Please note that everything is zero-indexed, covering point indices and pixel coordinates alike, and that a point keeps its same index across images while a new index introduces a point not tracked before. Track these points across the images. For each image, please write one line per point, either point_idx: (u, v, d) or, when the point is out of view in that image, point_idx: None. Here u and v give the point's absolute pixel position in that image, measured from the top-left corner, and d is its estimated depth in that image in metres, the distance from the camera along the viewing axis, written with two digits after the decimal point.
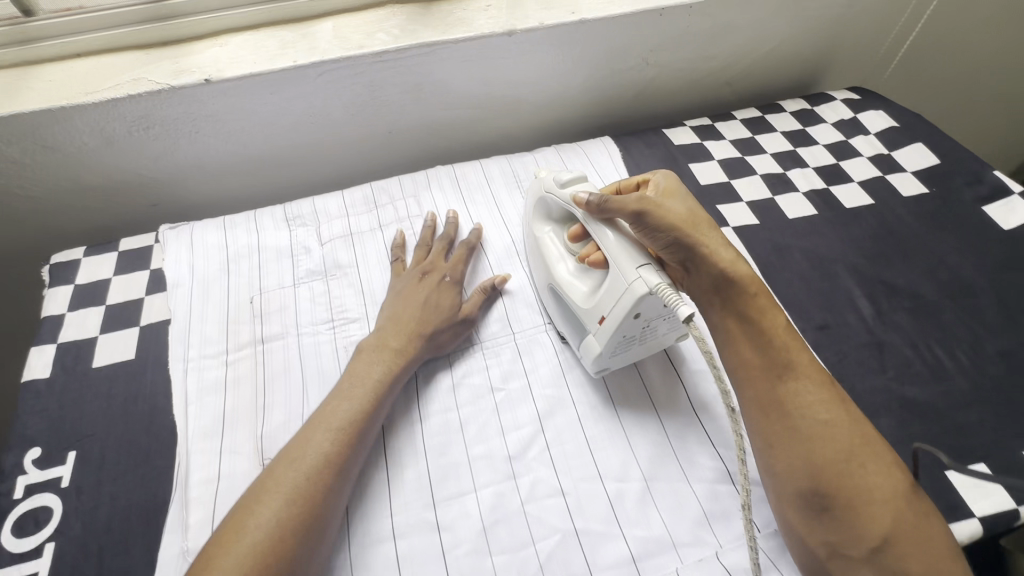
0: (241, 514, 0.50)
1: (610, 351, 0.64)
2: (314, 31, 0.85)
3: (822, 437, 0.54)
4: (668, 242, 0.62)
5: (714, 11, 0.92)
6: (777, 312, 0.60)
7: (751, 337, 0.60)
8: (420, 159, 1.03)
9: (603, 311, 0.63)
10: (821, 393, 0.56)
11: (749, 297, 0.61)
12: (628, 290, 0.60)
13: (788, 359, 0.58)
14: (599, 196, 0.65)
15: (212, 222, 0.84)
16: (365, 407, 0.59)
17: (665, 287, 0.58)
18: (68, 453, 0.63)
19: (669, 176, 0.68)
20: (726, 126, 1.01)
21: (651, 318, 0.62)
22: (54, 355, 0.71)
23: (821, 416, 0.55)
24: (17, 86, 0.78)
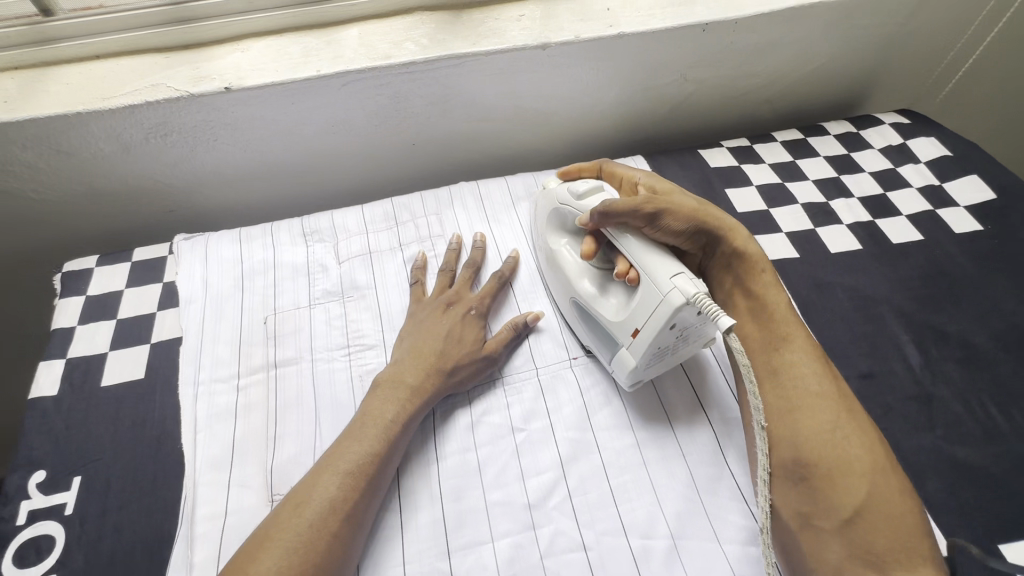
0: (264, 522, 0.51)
1: (643, 365, 0.60)
2: (340, 38, 0.82)
3: (808, 411, 0.57)
4: (689, 233, 0.67)
5: (760, 28, 0.87)
6: (777, 290, 0.67)
7: (755, 313, 0.66)
8: (442, 171, 1.00)
9: (636, 324, 0.60)
10: (813, 372, 0.59)
11: (756, 274, 0.68)
12: (663, 303, 0.57)
13: (785, 334, 0.63)
14: (604, 206, 0.64)
15: (228, 233, 0.82)
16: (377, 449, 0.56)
17: (703, 296, 0.55)
18: (73, 478, 0.61)
19: (650, 177, 0.73)
20: (765, 148, 0.96)
21: (686, 331, 0.59)
22: (63, 371, 0.69)
23: (810, 388, 0.58)
24: (33, 88, 0.76)
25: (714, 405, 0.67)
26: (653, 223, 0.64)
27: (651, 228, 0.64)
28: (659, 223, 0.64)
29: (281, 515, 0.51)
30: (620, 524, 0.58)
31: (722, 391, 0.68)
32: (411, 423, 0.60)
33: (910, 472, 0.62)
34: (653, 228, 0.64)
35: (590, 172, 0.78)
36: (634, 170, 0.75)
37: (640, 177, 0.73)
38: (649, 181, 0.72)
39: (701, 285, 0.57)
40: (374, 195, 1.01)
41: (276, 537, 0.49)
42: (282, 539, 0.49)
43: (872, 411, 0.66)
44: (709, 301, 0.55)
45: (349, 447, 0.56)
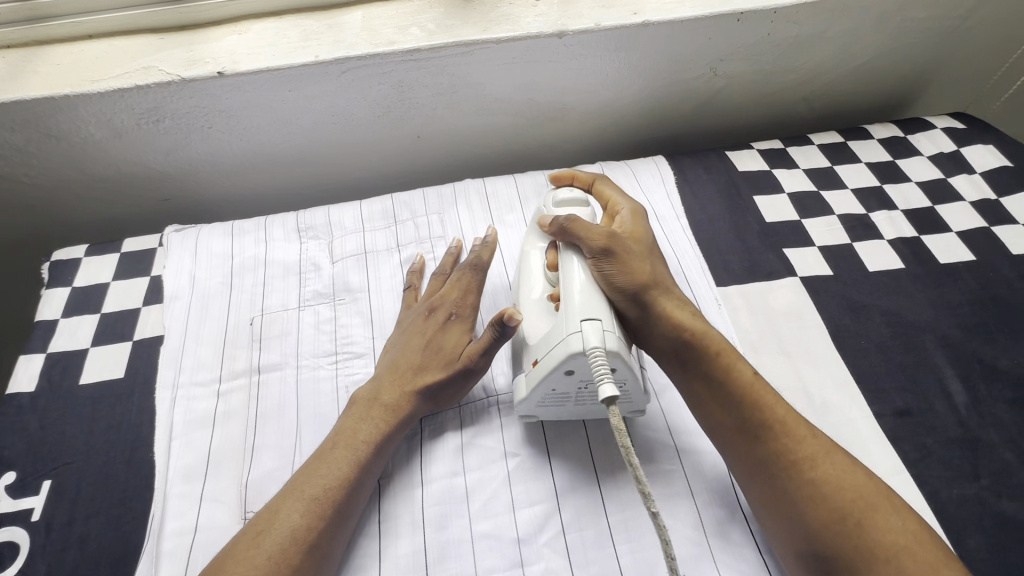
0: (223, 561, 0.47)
1: (534, 399, 0.55)
2: (342, 22, 0.76)
3: (809, 495, 0.47)
4: (628, 294, 0.55)
5: (802, 18, 0.79)
6: (742, 363, 0.55)
7: (721, 397, 0.54)
8: (449, 166, 0.94)
9: (537, 354, 0.54)
10: (808, 447, 0.50)
11: (709, 357, 0.55)
12: (562, 342, 0.51)
13: (764, 417, 0.51)
14: (567, 219, 0.57)
15: (221, 226, 0.78)
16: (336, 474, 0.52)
17: (599, 354, 0.48)
18: (43, 481, 0.59)
19: (634, 211, 0.63)
20: (799, 152, 0.88)
21: (586, 382, 0.52)
22: (42, 366, 0.67)
23: (811, 473, 0.48)
24: (23, 69, 0.72)
25: None
26: (599, 259, 0.55)
27: (596, 265, 0.55)
28: (606, 261, 0.55)
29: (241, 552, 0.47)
30: (617, 568, 0.52)
31: None
32: (391, 443, 0.56)
33: (949, 528, 0.55)
34: (596, 262, 0.55)
35: (581, 184, 0.67)
36: (622, 194, 0.66)
37: (626, 207, 0.64)
38: (626, 219, 0.62)
39: (610, 341, 0.49)
40: (378, 189, 0.96)
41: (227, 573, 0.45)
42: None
43: (908, 455, 0.59)
44: (602, 360, 0.48)
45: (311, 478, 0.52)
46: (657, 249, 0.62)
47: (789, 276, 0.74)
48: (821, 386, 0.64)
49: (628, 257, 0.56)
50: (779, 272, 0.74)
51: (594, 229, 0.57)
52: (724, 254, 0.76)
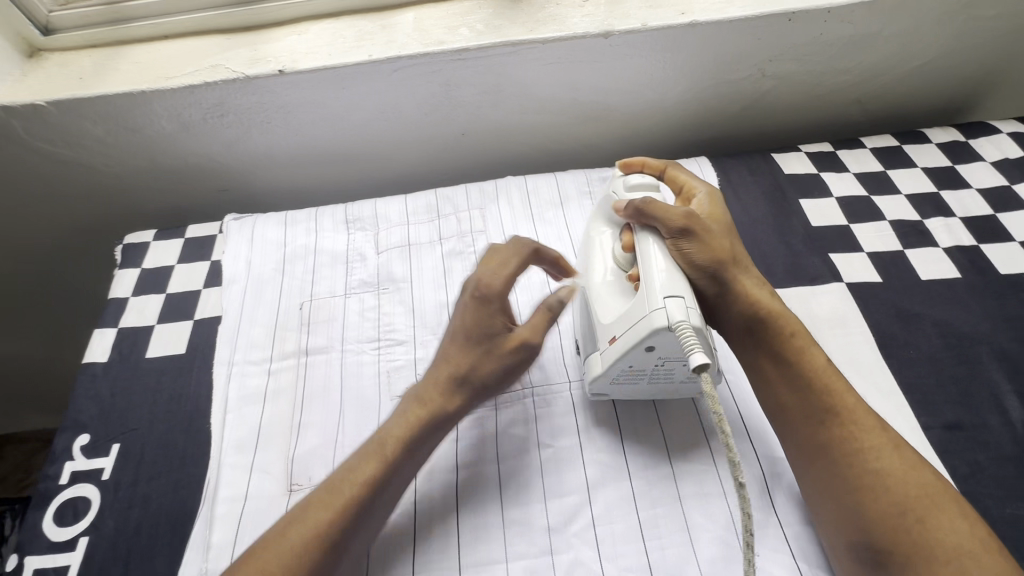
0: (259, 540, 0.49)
1: (611, 374, 0.57)
2: (394, 22, 0.79)
3: (868, 487, 0.48)
4: (707, 272, 0.56)
5: (858, 17, 0.77)
6: (815, 348, 0.55)
7: (789, 379, 0.55)
8: (491, 165, 0.96)
9: (615, 331, 0.55)
10: (875, 437, 0.50)
11: (784, 338, 0.56)
12: (645, 318, 0.52)
13: (833, 402, 0.52)
14: (643, 200, 0.57)
15: (275, 215, 0.83)
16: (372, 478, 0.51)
17: (686, 330, 0.49)
18: (113, 444, 0.64)
19: (710, 193, 0.64)
20: (850, 155, 0.86)
21: (666, 358, 0.54)
22: (113, 339, 0.72)
23: (875, 462, 0.49)
24: (106, 67, 0.79)
25: (761, 437, 0.59)
26: (678, 239, 0.56)
27: (674, 244, 0.56)
28: (686, 240, 0.56)
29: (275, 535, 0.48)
30: (645, 563, 0.53)
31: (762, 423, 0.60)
32: (424, 445, 0.55)
33: None
34: (676, 242, 0.56)
35: (652, 170, 0.67)
36: (697, 179, 0.66)
37: (701, 190, 0.64)
38: (703, 202, 0.63)
39: (694, 317, 0.50)
40: (421, 185, 0.98)
41: (256, 557, 0.47)
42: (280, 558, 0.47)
43: (958, 470, 0.57)
44: (690, 335, 0.48)
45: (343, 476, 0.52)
46: (735, 230, 0.62)
47: (835, 282, 0.72)
48: (866, 394, 0.62)
49: (708, 238, 0.57)
50: (824, 277, 0.73)
51: (672, 209, 0.57)
52: (767, 257, 0.75)
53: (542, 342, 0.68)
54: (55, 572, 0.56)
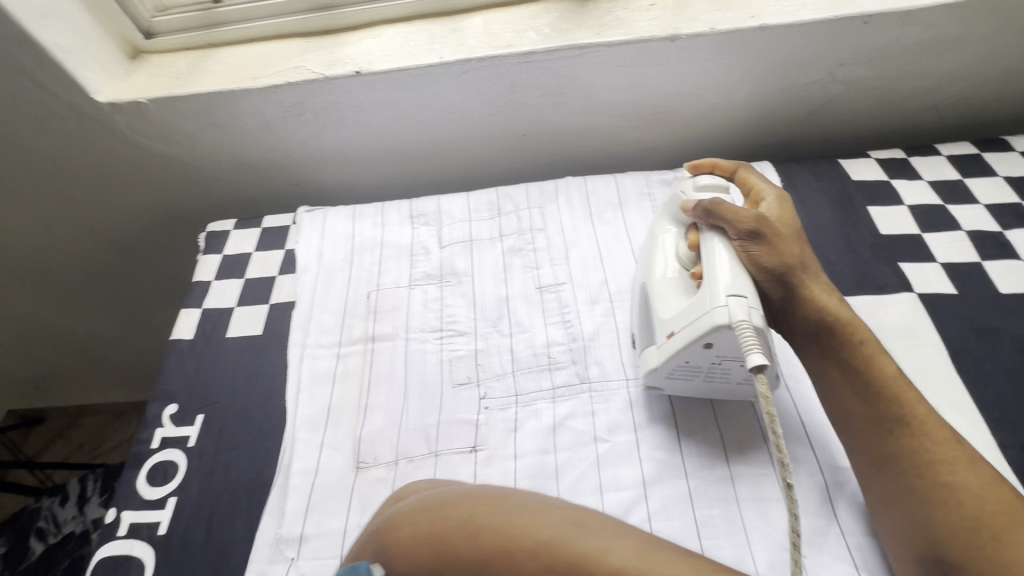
0: (428, 501, 0.44)
1: (666, 368, 0.58)
2: (465, 26, 0.83)
3: (940, 500, 0.46)
4: (773, 275, 0.56)
5: (939, 20, 0.75)
6: (885, 357, 0.53)
7: (858, 388, 0.53)
8: (548, 165, 0.98)
9: (674, 326, 0.56)
10: (949, 450, 0.48)
11: (852, 346, 0.54)
12: (705, 315, 0.52)
13: (903, 413, 0.50)
14: (711, 201, 0.58)
15: (345, 209, 0.87)
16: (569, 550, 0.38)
17: (748, 329, 0.50)
18: (198, 415, 0.69)
19: (780, 197, 0.63)
20: (923, 163, 0.83)
21: (723, 356, 0.54)
22: (198, 319, 0.78)
23: (947, 476, 0.47)
24: (200, 68, 0.86)
25: (823, 445, 0.59)
26: (746, 241, 0.56)
27: (742, 246, 0.56)
28: (753, 242, 0.56)
29: (422, 532, 0.41)
30: None
31: (824, 432, 0.59)
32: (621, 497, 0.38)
33: None
34: (742, 243, 0.56)
35: (722, 172, 0.68)
36: (768, 183, 0.66)
37: (771, 194, 0.64)
38: (772, 205, 0.62)
39: (756, 318, 0.51)
40: (479, 184, 1.01)
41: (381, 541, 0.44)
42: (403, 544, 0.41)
43: None
44: (750, 334, 0.49)
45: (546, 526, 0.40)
46: (805, 237, 0.61)
47: (905, 291, 0.70)
48: (937, 407, 0.60)
49: (777, 241, 0.56)
50: (893, 286, 0.71)
51: (741, 212, 0.57)
52: (832, 264, 0.74)
53: (599, 340, 0.69)
54: (148, 527, 0.61)
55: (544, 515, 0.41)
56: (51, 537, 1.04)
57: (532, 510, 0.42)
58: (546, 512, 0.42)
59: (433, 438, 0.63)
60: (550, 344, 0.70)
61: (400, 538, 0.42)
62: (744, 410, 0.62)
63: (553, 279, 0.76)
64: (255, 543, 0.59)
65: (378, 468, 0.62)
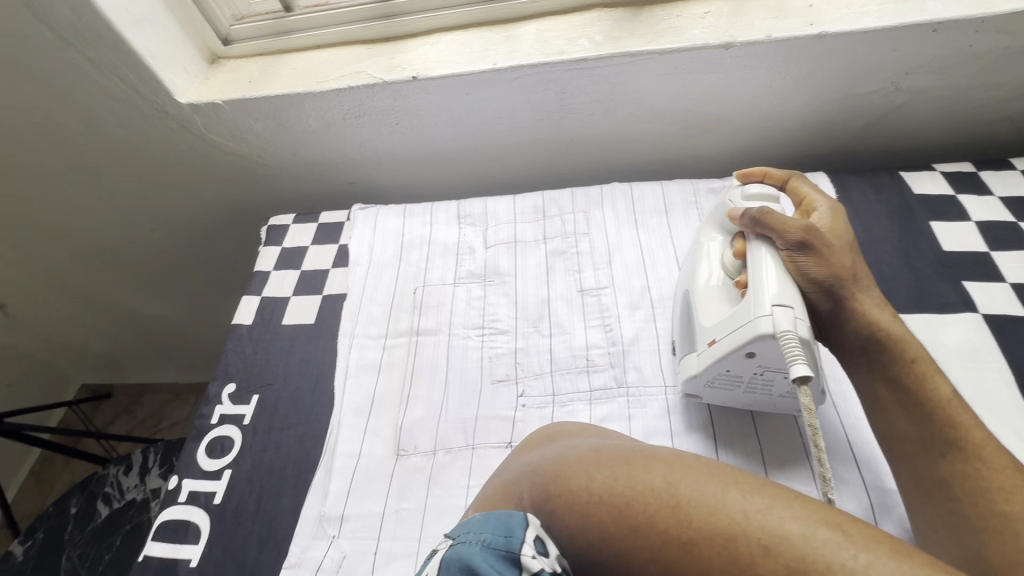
0: (610, 457, 0.44)
1: (706, 376, 0.57)
2: (519, 34, 0.85)
3: (994, 528, 0.44)
4: (821, 287, 0.54)
5: (1017, 27, 0.71)
6: (940, 377, 0.51)
7: (908, 408, 0.51)
8: (594, 170, 0.98)
9: (715, 334, 0.56)
10: (1007, 479, 0.45)
11: (904, 363, 0.52)
12: (748, 324, 0.52)
13: (956, 436, 0.48)
14: (759, 210, 0.58)
15: (396, 208, 0.91)
16: (800, 552, 0.32)
17: (792, 339, 0.49)
18: (253, 395, 0.74)
19: (832, 208, 0.62)
20: (995, 177, 0.79)
21: (766, 367, 0.54)
22: (257, 306, 0.84)
23: (1003, 506, 0.44)
24: (269, 72, 0.92)
25: (870, 467, 0.57)
26: (794, 252, 0.55)
27: (790, 256, 0.55)
28: (801, 253, 0.55)
29: (600, 491, 0.41)
30: None
31: (872, 453, 0.57)
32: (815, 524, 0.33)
33: None
34: (790, 254, 0.55)
35: (773, 181, 0.67)
36: (821, 194, 0.64)
37: (823, 205, 0.63)
38: (824, 216, 0.61)
39: (802, 329, 0.50)
40: (525, 187, 1.03)
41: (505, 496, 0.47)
42: (572, 491, 0.42)
43: None
44: (794, 344, 0.49)
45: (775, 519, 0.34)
46: (858, 249, 0.59)
47: (968, 311, 0.66)
48: (999, 434, 0.57)
49: (827, 252, 0.55)
50: (954, 305, 0.67)
51: (791, 222, 0.56)
52: (888, 280, 0.71)
53: (639, 345, 0.69)
54: (205, 496, 0.66)
55: (773, 502, 0.36)
56: (115, 502, 1.12)
57: (757, 492, 0.37)
58: (774, 498, 0.36)
59: (471, 431, 0.65)
60: (589, 346, 0.70)
61: (569, 485, 0.42)
62: (787, 425, 0.60)
63: (595, 283, 0.77)
64: (300, 520, 0.63)
65: (417, 456, 0.65)
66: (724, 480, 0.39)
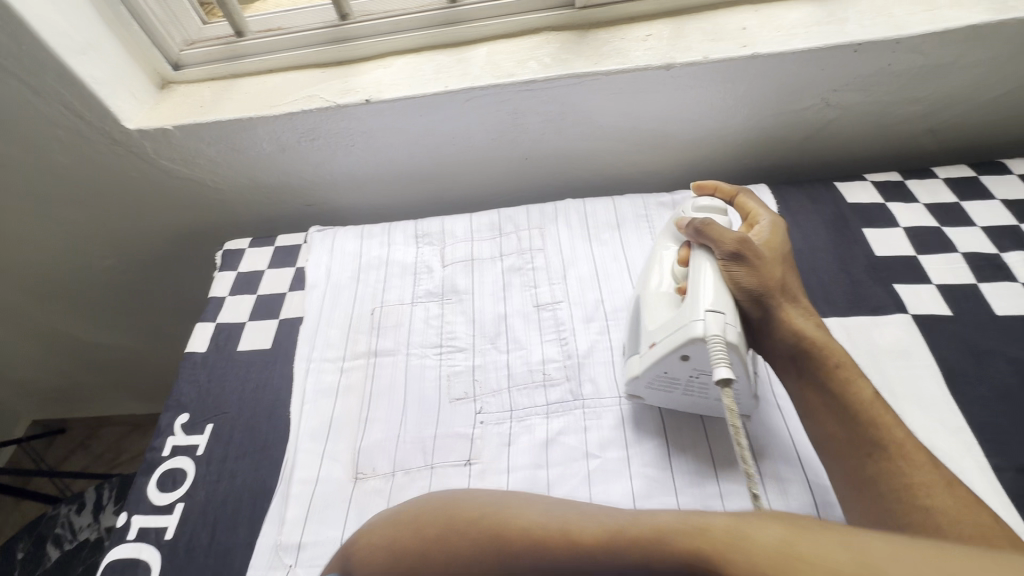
0: (388, 513, 0.52)
1: (646, 379, 0.59)
2: (470, 56, 0.87)
3: (922, 523, 0.46)
4: (753, 297, 0.57)
5: (930, 48, 0.76)
6: (863, 380, 0.54)
7: (834, 410, 0.54)
8: (550, 187, 1.01)
9: (655, 338, 0.58)
10: (927, 475, 0.48)
11: (829, 368, 0.55)
12: (682, 328, 0.54)
13: (879, 436, 0.51)
14: (701, 221, 0.61)
15: (353, 229, 0.91)
16: (476, 532, 0.43)
17: (719, 343, 0.51)
18: (207, 424, 0.73)
19: (773, 223, 0.66)
20: (920, 186, 0.84)
21: (699, 370, 0.56)
22: (211, 333, 0.82)
23: (925, 502, 0.47)
24: (221, 96, 0.91)
25: (812, 466, 0.59)
26: (729, 262, 0.58)
27: (725, 266, 0.58)
28: (735, 264, 0.58)
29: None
30: None
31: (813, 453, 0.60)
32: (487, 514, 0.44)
33: None
34: (725, 264, 0.58)
35: (723, 195, 0.70)
36: (766, 210, 0.68)
37: (765, 219, 0.67)
38: (764, 229, 0.65)
39: (731, 334, 0.52)
40: (484, 205, 1.05)
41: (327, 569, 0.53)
42: (363, 547, 0.50)
43: None
44: (721, 349, 0.51)
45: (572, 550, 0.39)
46: (792, 261, 0.63)
47: (899, 313, 0.70)
48: (929, 429, 0.60)
49: (759, 263, 0.58)
50: (887, 307, 0.71)
51: (727, 234, 0.59)
52: (827, 286, 0.74)
53: (593, 357, 0.71)
54: (155, 531, 0.64)
55: (466, 503, 0.47)
56: (67, 543, 1.07)
57: (456, 500, 0.47)
58: (463, 497, 0.47)
59: (429, 451, 0.65)
60: (545, 360, 0.72)
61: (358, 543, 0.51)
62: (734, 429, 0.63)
63: (550, 297, 0.78)
64: (255, 550, 0.61)
65: (375, 479, 0.64)
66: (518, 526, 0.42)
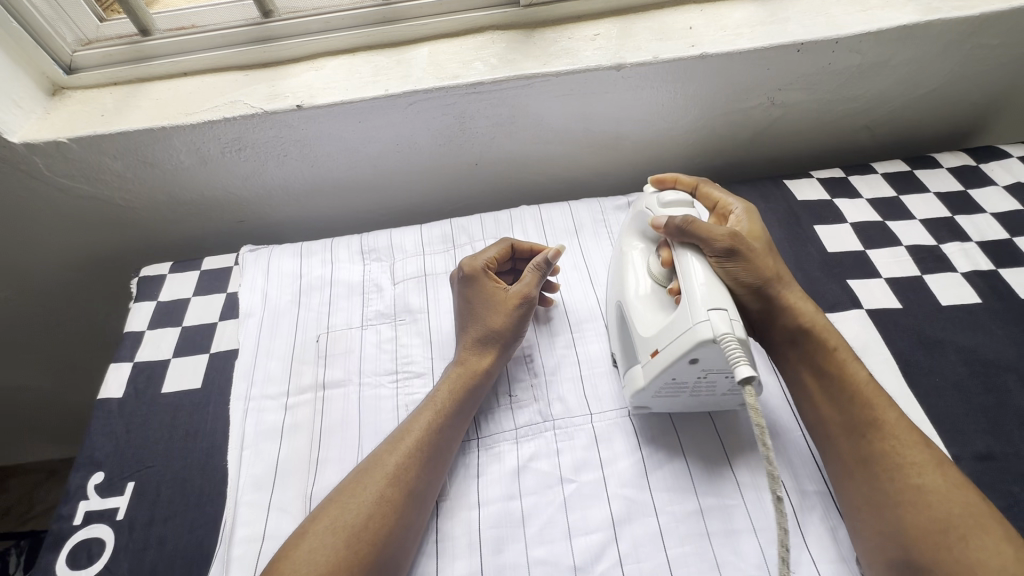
0: None
1: (653, 389, 0.56)
2: (410, 57, 0.81)
3: (910, 500, 0.49)
4: (752, 289, 0.59)
5: (866, 47, 0.78)
6: (857, 363, 0.57)
7: (832, 393, 0.56)
8: (502, 195, 0.97)
9: (657, 345, 0.55)
10: (917, 453, 0.51)
11: (828, 351, 0.58)
12: (686, 333, 0.51)
13: (872, 416, 0.53)
14: (684, 220, 0.58)
15: (291, 247, 0.83)
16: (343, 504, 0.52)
17: (731, 339, 0.49)
18: (128, 483, 0.63)
19: (747, 210, 0.67)
20: (862, 182, 0.86)
21: (709, 370, 0.53)
22: (129, 374, 0.72)
23: (915, 479, 0.50)
24: (126, 104, 0.80)
25: (790, 469, 0.58)
26: (723, 259, 0.58)
27: (719, 263, 0.58)
28: (729, 260, 0.58)
29: (413, 475, 0.55)
30: None
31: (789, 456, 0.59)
32: (351, 489, 0.53)
33: None
34: (720, 262, 0.58)
35: (685, 187, 0.70)
36: (732, 197, 0.69)
37: (736, 205, 0.68)
38: (740, 218, 0.65)
39: (737, 329, 0.50)
40: (433, 215, 0.99)
41: None
42: None
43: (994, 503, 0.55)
44: (735, 347, 0.48)
45: (447, 399, 0.61)
46: (774, 248, 0.64)
47: (855, 308, 0.71)
48: None
49: (751, 255, 0.59)
50: (843, 303, 0.72)
51: (716, 230, 0.57)
52: None
53: (560, 374, 0.68)
54: None
55: (326, 514, 0.51)
56: None
57: (324, 520, 0.51)
58: (323, 517, 0.51)
59: None
60: (511, 381, 0.68)
61: None
62: (710, 436, 0.61)
63: None
64: None
65: None
66: (406, 435, 0.57)
